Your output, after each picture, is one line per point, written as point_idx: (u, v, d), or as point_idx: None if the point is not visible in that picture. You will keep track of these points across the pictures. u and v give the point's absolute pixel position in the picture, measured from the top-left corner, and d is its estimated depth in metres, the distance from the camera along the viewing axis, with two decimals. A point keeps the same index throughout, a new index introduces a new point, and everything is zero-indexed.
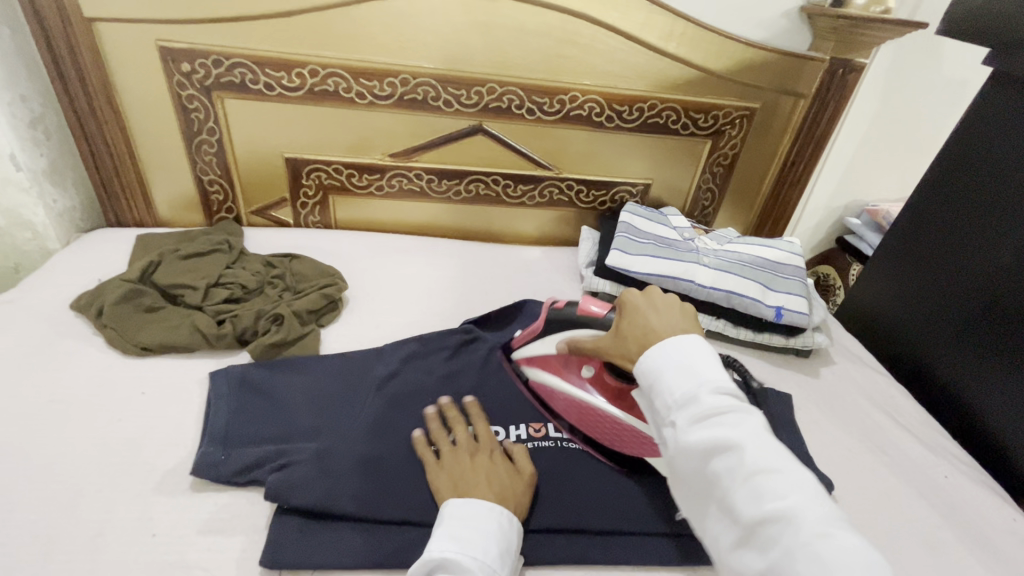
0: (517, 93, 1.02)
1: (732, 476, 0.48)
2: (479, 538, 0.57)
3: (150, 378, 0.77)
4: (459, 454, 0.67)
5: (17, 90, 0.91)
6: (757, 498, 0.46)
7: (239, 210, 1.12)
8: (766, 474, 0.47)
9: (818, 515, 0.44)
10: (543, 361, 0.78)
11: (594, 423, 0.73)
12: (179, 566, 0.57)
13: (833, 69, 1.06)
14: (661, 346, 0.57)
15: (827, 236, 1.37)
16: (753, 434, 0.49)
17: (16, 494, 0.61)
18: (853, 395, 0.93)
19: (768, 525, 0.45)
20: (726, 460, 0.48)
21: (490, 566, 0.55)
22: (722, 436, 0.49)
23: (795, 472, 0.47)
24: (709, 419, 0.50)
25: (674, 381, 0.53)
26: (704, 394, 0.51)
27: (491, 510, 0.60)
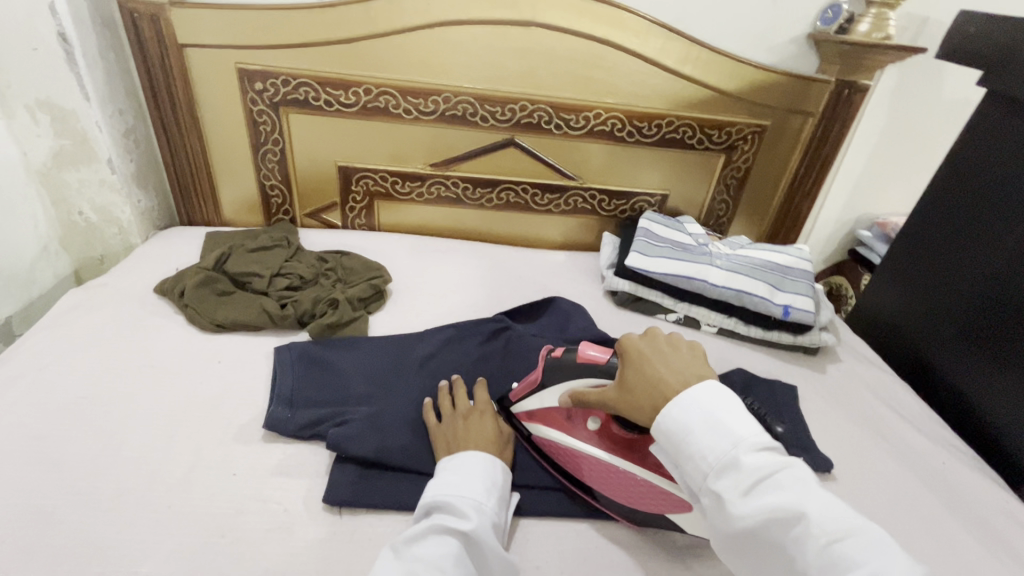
0: (546, 110, 1.14)
1: (801, 546, 0.47)
2: (466, 479, 0.65)
3: (224, 350, 0.89)
4: (453, 417, 0.75)
5: (117, 104, 1.06)
6: (835, 566, 0.45)
7: (295, 213, 1.26)
8: (837, 538, 0.46)
9: (901, 572, 0.43)
10: (546, 416, 0.75)
11: (610, 482, 0.69)
12: (256, 499, 0.67)
13: (839, 89, 1.14)
14: (684, 404, 0.56)
15: (839, 247, 1.44)
16: (806, 493, 0.49)
17: (120, 436, 0.72)
18: (858, 391, 1.00)
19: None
20: (792, 529, 0.47)
21: (478, 500, 0.63)
22: (782, 505, 0.48)
23: (864, 530, 0.46)
24: (761, 487, 0.50)
25: (709, 447, 0.53)
26: (744, 457, 0.51)
27: (475, 456, 0.68)
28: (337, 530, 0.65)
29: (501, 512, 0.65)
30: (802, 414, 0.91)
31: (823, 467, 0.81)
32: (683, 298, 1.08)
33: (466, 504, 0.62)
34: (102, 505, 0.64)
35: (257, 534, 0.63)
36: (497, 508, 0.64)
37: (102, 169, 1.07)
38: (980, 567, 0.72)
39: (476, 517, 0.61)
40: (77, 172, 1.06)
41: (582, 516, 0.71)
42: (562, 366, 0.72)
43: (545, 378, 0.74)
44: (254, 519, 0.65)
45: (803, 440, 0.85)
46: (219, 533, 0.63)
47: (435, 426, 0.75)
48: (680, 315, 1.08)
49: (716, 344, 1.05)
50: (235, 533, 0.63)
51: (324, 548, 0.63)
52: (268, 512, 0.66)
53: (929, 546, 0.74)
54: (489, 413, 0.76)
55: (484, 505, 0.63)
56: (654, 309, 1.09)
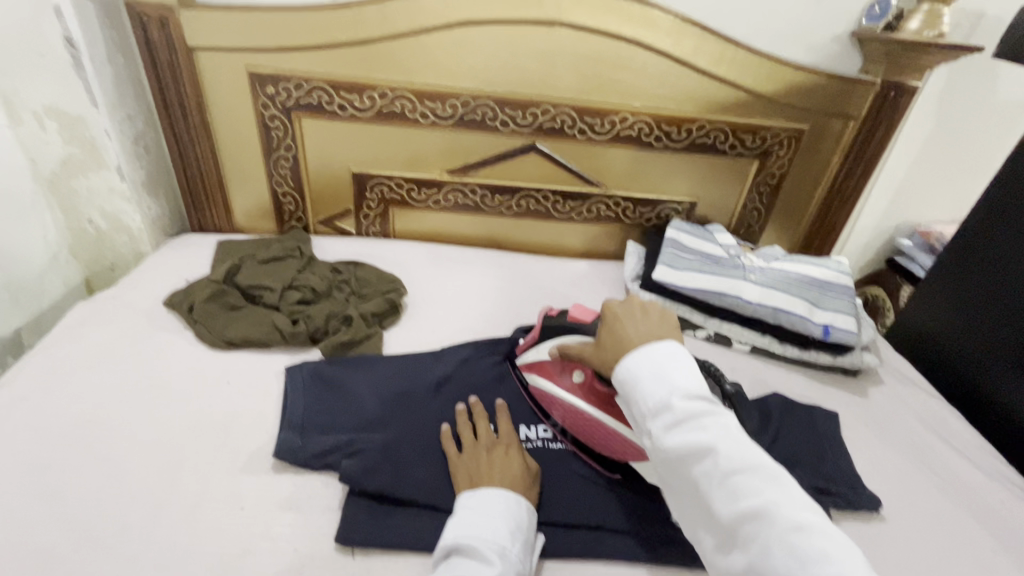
0: (570, 114, 1.08)
1: (709, 478, 0.51)
2: (488, 520, 0.61)
3: (234, 369, 0.85)
4: (474, 448, 0.71)
5: (126, 110, 1.03)
6: (733, 497, 0.50)
7: (308, 220, 1.22)
8: (742, 474, 0.51)
9: (792, 506, 0.48)
10: (540, 367, 0.80)
11: (583, 427, 0.75)
12: (265, 537, 0.63)
13: (884, 91, 1.07)
14: (637, 356, 0.60)
15: (876, 257, 1.36)
16: (724, 435, 0.53)
17: (126, 466, 0.69)
18: (902, 417, 0.93)
19: (746, 522, 0.49)
20: (703, 464, 0.52)
21: (501, 544, 0.59)
22: (698, 442, 0.52)
23: (770, 470, 0.51)
24: (685, 426, 0.54)
25: (649, 390, 0.57)
26: (677, 402, 0.55)
27: (499, 494, 0.64)
28: (349, 573, 0.61)
29: (527, 557, 0.61)
30: (845, 444, 0.85)
31: (870, 506, 0.75)
32: (714, 314, 1.02)
33: (488, 550, 0.58)
34: (105, 542, 0.61)
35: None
36: (523, 554, 0.60)
37: (112, 177, 1.04)
38: None
39: (497, 565, 0.57)
40: (86, 180, 1.03)
41: (609, 559, 0.66)
42: (557, 326, 0.80)
43: (540, 335, 0.82)
44: (261, 560, 0.61)
45: (847, 475, 0.78)
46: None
47: (456, 458, 0.70)
48: (710, 332, 1.02)
49: (749, 363, 0.99)
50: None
51: None
52: (276, 552, 0.62)
53: None
54: (512, 445, 0.72)
55: (508, 551, 0.59)
56: (682, 325, 1.03)
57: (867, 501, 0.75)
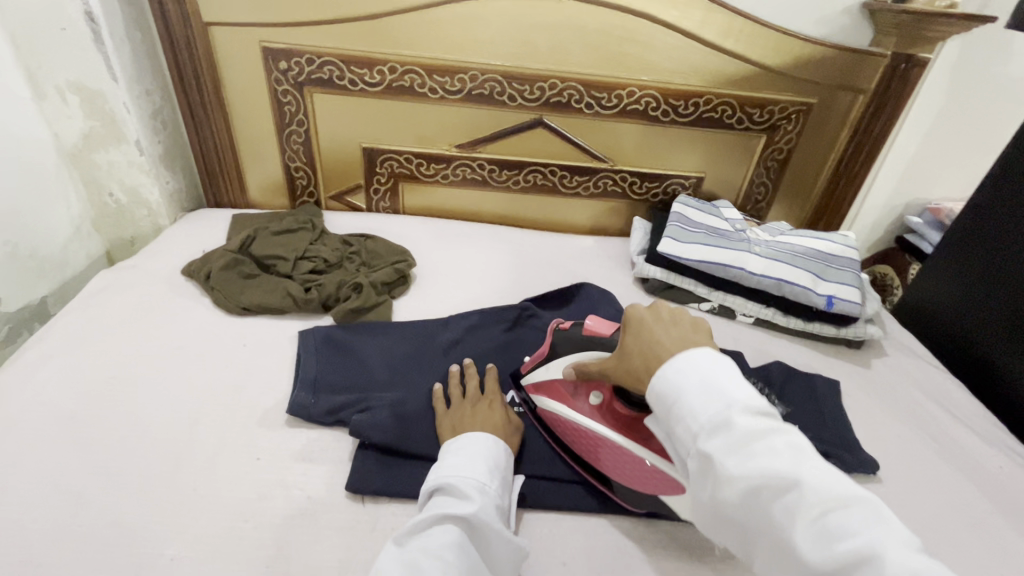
0: (577, 88, 1.09)
1: (788, 512, 0.44)
2: (467, 460, 0.63)
3: (249, 333, 0.88)
4: (460, 403, 0.74)
5: (144, 85, 1.06)
6: (826, 537, 0.42)
7: (320, 195, 1.25)
8: (831, 508, 0.43)
9: (895, 542, 0.41)
10: (551, 389, 0.75)
11: (604, 455, 0.68)
12: (280, 485, 0.66)
13: (895, 64, 1.06)
14: (679, 365, 0.54)
15: (885, 234, 1.35)
16: (800, 459, 0.46)
17: (149, 419, 0.72)
18: (905, 387, 0.94)
19: (845, 567, 0.41)
20: (783, 498, 0.45)
21: (480, 481, 0.61)
22: (776, 471, 0.45)
23: (862, 501, 0.44)
24: (755, 450, 0.47)
25: (702, 409, 0.50)
26: (738, 419, 0.48)
27: (476, 438, 0.66)
28: (359, 518, 0.64)
29: (505, 493, 0.63)
30: (846, 411, 0.86)
31: (868, 468, 0.76)
32: (719, 286, 1.03)
33: (468, 485, 0.60)
34: (130, 487, 0.65)
35: (279, 521, 0.63)
36: (501, 489, 0.62)
37: (131, 151, 1.07)
38: None
39: (478, 498, 0.59)
40: (106, 154, 1.07)
41: (609, 513, 0.68)
42: (572, 338, 0.74)
43: (553, 350, 0.76)
44: (276, 505, 0.64)
45: (846, 439, 0.80)
46: (243, 519, 0.63)
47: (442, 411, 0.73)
48: (714, 304, 1.03)
49: (752, 334, 1.00)
50: (258, 518, 0.63)
51: (345, 536, 0.62)
52: (290, 498, 0.65)
53: (983, 556, 0.68)
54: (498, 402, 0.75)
55: (487, 486, 0.61)
56: (687, 297, 1.04)
57: (864, 464, 0.76)
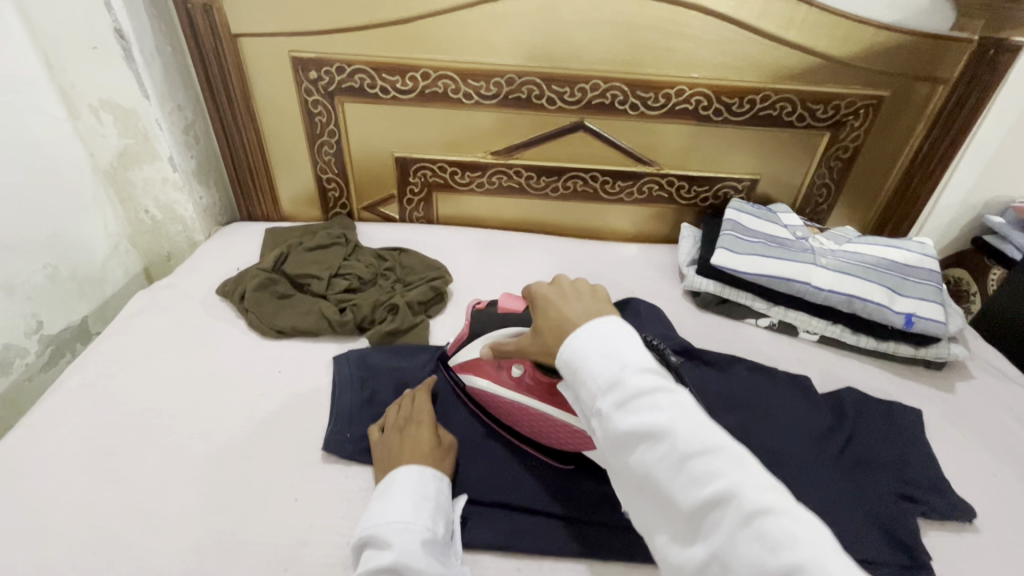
0: (621, 89, 1.01)
1: (664, 464, 0.44)
2: (391, 500, 0.60)
3: (285, 358, 0.85)
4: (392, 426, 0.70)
5: (176, 101, 1.03)
6: (694, 483, 0.42)
7: (352, 206, 1.21)
8: (700, 457, 0.43)
9: (754, 484, 0.41)
10: (476, 368, 0.74)
11: (533, 423, 0.71)
12: (319, 530, 0.63)
13: (983, 50, 0.94)
14: (583, 334, 0.52)
15: (959, 236, 1.23)
16: (679, 413, 0.45)
17: (186, 454, 0.70)
18: (996, 415, 0.84)
19: (709, 511, 0.41)
20: (653, 446, 0.44)
21: (404, 520, 0.57)
22: (650, 423, 0.44)
23: (731, 450, 0.43)
24: (635, 402, 0.46)
25: (596, 368, 0.49)
26: (628, 377, 0.47)
27: (403, 471, 0.63)
28: None
29: (440, 523, 0.59)
30: (930, 445, 0.77)
31: (961, 514, 0.68)
32: (779, 301, 0.95)
33: (397, 528, 0.56)
34: (168, 529, 0.62)
35: (320, 571, 0.59)
36: (434, 521, 0.59)
37: (165, 167, 1.06)
38: None
39: (400, 541, 0.55)
40: (141, 172, 1.06)
41: None
42: (488, 320, 0.72)
43: (473, 332, 0.74)
44: (315, 552, 0.61)
45: (933, 479, 0.71)
46: (282, 567, 0.60)
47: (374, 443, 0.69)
48: (773, 320, 0.96)
49: (817, 354, 0.92)
50: (298, 567, 0.60)
51: None
52: (329, 546, 0.62)
53: None
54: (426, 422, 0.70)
55: (418, 523, 0.57)
56: (743, 312, 0.97)
57: (958, 510, 0.68)
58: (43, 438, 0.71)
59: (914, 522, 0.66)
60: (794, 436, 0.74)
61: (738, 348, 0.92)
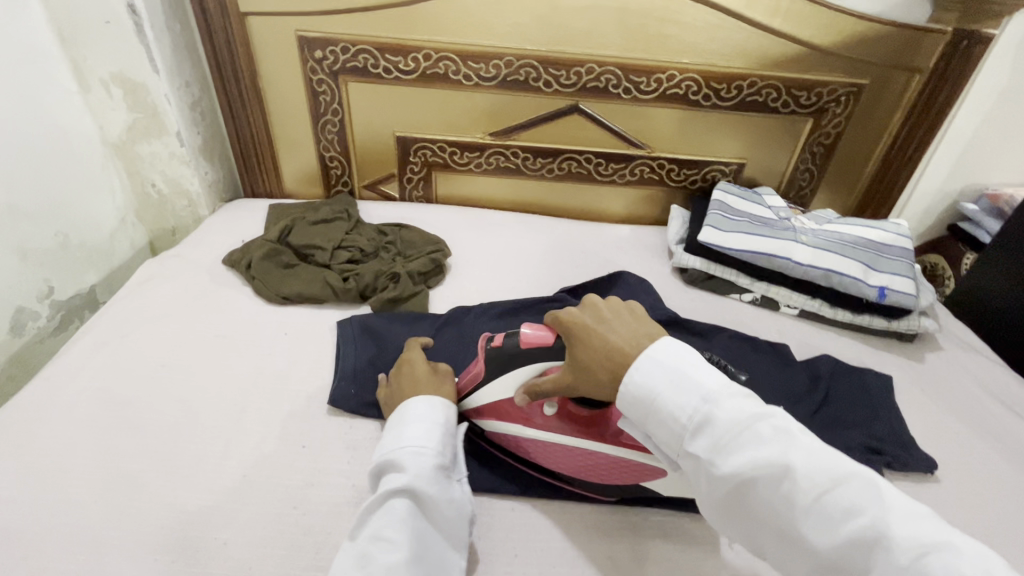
0: (615, 73, 1.06)
1: (790, 502, 0.46)
2: (406, 425, 0.60)
3: (291, 322, 0.89)
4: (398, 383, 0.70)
5: (184, 77, 1.07)
6: (828, 519, 0.44)
7: (354, 185, 1.25)
8: (826, 490, 0.45)
9: (892, 510, 0.44)
10: (500, 412, 0.68)
11: (580, 464, 0.65)
12: (326, 474, 0.67)
13: (956, 41, 1.00)
14: (645, 367, 0.54)
15: (936, 222, 1.29)
16: (789, 444, 0.47)
17: (198, 406, 0.74)
18: (962, 382, 0.90)
19: (851, 545, 0.43)
20: (777, 488, 0.46)
21: (417, 446, 0.58)
22: (767, 463, 0.46)
23: (853, 477, 0.46)
24: (740, 442, 0.48)
25: (683, 409, 0.50)
26: (721, 414, 0.49)
27: (417, 400, 0.63)
28: None
29: (449, 448, 0.60)
30: (899, 407, 0.82)
31: (924, 466, 0.73)
32: (761, 277, 1.00)
33: (411, 452, 0.58)
34: (183, 471, 0.66)
35: (328, 509, 0.64)
36: (446, 449, 0.60)
37: (172, 142, 1.09)
38: None
39: (413, 466, 0.56)
40: (149, 146, 1.09)
41: (651, 506, 0.67)
42: (508, 355, 0.66)
43: (489, 370, 0.67)
44: (322, 493, 0.65)
45: (899, 435, 0.76)
46: (292, 505, 0.64)
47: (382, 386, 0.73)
48: (756, 295, 1.01)
49: (796, 327, 0.97)
50: (307, 505, 0.64)
51: None
52: (335, 487, 0.66)
53: None
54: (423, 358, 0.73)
55: (431, 449, 0.59)
56: (728, 288, 1.02)
57: (921, 462, 0.73)
58: (60, 391, 0.74)
59: (880, 473, 0.72)
60: (772, 396, 0.79)
61: (722, 320, 0.97)
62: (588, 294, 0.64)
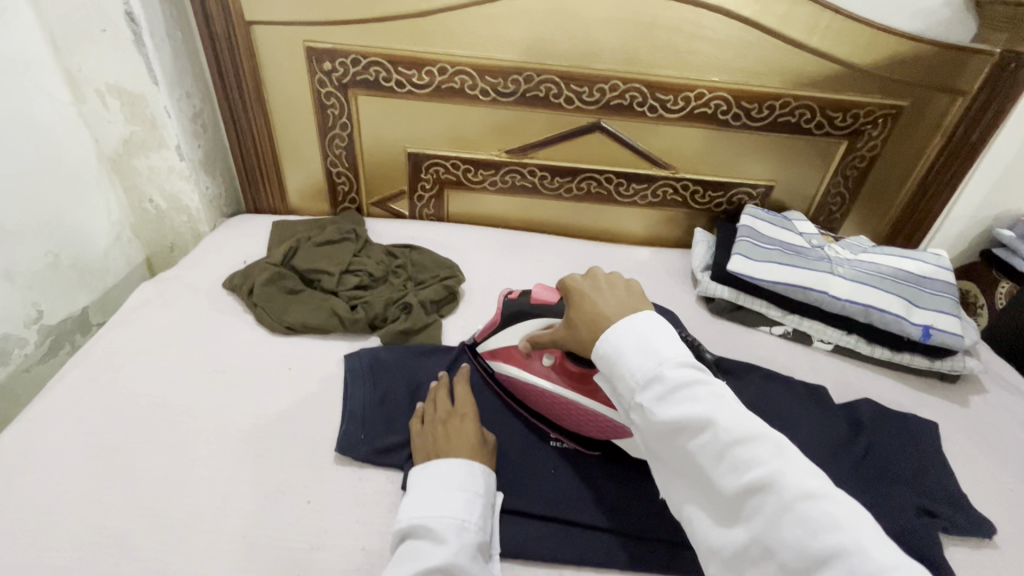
0: (641, 90, 1.00)
1: (706, 453, 0.47)
2: (440, 495, 0.60)
3: (295, 355, 0.84)
4: (431, 421, 0.69)
5: (185, 88, 1.01)
6: (736, 470, 0.45)
7: (362, 201, 1.19)
8: (741, 445, 0.46)
9: (796, 470, 0.45)
10: (507, 354, 0.77)
11: (566, 412, 0.73)
12: (333, 534, 0.61)
13: (1004, 63, 0.94)
14: (620, 330, 0.55)
15: (969, 248, 1.23)
16: (719, 404, 0.48)
17: (194, 453, 0.68)
18: (1011, 429, 0.84)
19: (752, 495, 0.44)
20: (698, 437, 0.48)
21: (459, 519, 0.58)
22: (691, 415, 0.48)
23: (773, 440, 0.47)
24: (677, 396, 0.49)
25: (637, 364, 0.52)
26: (667, 371, 0.51)
27: (452, 465, 0.63)
28: None
29: (486, 523, 0.60)
30: (948, 459, 0.77)
31: (982, 530, 0.67)
32: (794, 309, 0.94)
33: (445, 525, 0.57)
34: (176, 530, 0.61)
35: None
36: (481, 521, 0.59)
37: (171, 156, 1.03)
38: None
39: (455, 539, 0.55)
40: (146, 159, 1.03)
41: (688, 575, 0.62)
42: (521, 312, 0.74)
43: (502, 320, 0.77)
44: (329, 557, 0.59)
45: (952, 493, 0.71)
46: (296, 573, 0.58)
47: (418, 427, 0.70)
48: (788, 329, 0.95)
49: (831, 364, 0.92)
50: (312, 572, 0.58)
51: None
52: (343, 551, 0.60)
53: None
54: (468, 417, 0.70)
55: (466, 522, 0.58)
56: (758, 320, 0.96)
57: (978, 525, 0.67)
58: (44, 434, 0.69)
59: (935, 537, 0.66)
60: (814, 447, 0.74)
61: (753, 356, 0.92)
62: (594, 266, 0.66)
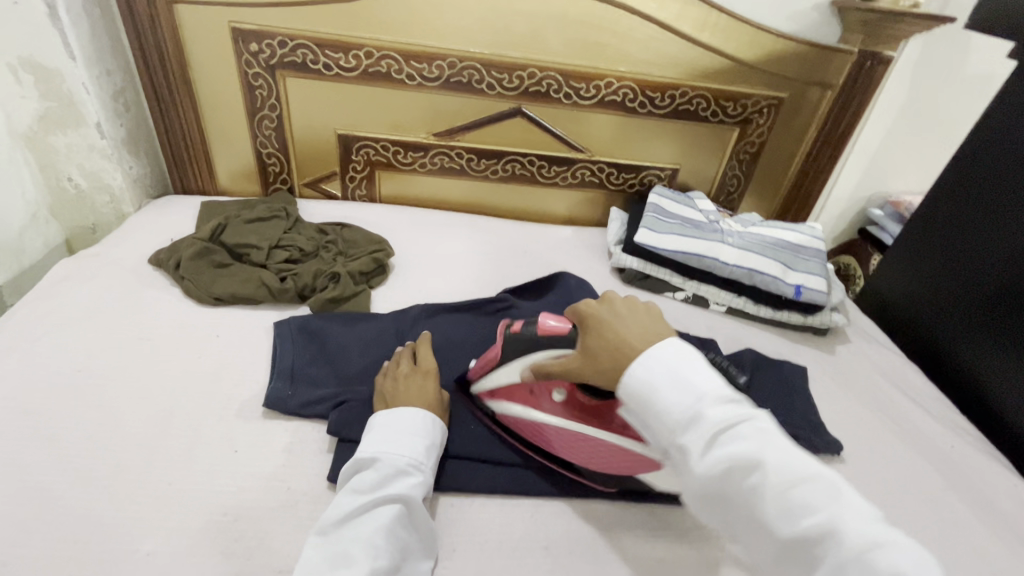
0: (556, 78, 1.09)
1: (761, 496, 0.45)
2: (398, 436, 0.64)
3: (223, 324, 0.86)
4: (395, 374, 0.74)
5: (105, 65, 1.00)
6: (793, 514, 0.44)
7: (293, 182, 1.22)
8: (795, 487, 0.45)
9: (855, 514, 0.44)
10: (509, 392, 0.71)
11: (580, 447, 0.66)
12: (259, 477, 0.66)
13: (862, 61, 1.09)
14: (648, 362, 0.53)
15: (849, 226, 1.40)
16: (767, 444, 0.47)
17: (117, 414, 0.70)
18: (867, 371, 0.99)
19: (813, 544, 0.43)
20: (749, 480, 0.46)
21: (414, 460, 0.63)
22: (743, 457, 0.46)
23: (824, 481, 0.45)
24: (721, 437, 0.47)
25: (674, 403, 0.49)
26: (708, 410, 0.48)
27: (410, 413, 0.67)
28: None
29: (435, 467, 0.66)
30: (813, 397, 0.90)
31: (831, 448, 0.80)
32: (693, 276, 1.06)
33: (402, 464, 0.62)
34: (102, 481, 0.63)
35: (262, 513, 0.62)
36: (432, 464, 0.65)
37: (91, 134, 1.02)
38: (981, 547, 0.72)
39: (409, 478, 0.61)
40: (64, 137, 1.01)
41: (589, 496, 0.70)
42: (523, 342, 0.66)
43: (503, 353, 0.69)
44: (255, 497, 0.63)
45: (811, 421, 0.83)
46: (222, 511, 0.62)
47: (386, 378, 0.74)
48: (688, 293, 1.06)
49: (724, 323, 1.04)
50: (239, 511, 0.62)
51: None
52: (269, 491, 0.64)
53: (933, 526, 0.73)
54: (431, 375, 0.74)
55: (419, 463, 0.63)
56: (662, 287, 1.07)
57: (829, 444, 0.80)
58: None
59: None
60: None
61: None
62: (607, 291, 0.63)
